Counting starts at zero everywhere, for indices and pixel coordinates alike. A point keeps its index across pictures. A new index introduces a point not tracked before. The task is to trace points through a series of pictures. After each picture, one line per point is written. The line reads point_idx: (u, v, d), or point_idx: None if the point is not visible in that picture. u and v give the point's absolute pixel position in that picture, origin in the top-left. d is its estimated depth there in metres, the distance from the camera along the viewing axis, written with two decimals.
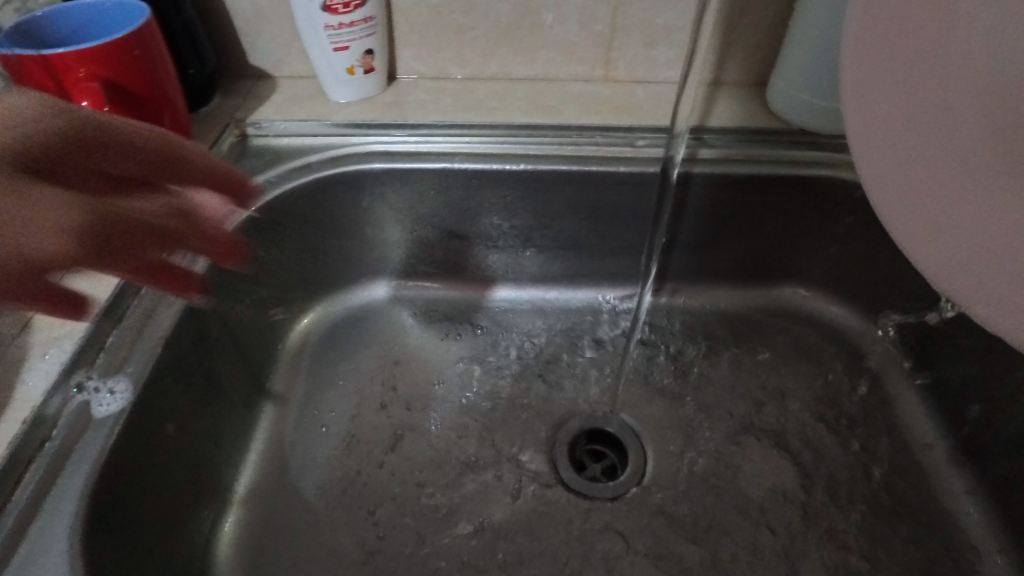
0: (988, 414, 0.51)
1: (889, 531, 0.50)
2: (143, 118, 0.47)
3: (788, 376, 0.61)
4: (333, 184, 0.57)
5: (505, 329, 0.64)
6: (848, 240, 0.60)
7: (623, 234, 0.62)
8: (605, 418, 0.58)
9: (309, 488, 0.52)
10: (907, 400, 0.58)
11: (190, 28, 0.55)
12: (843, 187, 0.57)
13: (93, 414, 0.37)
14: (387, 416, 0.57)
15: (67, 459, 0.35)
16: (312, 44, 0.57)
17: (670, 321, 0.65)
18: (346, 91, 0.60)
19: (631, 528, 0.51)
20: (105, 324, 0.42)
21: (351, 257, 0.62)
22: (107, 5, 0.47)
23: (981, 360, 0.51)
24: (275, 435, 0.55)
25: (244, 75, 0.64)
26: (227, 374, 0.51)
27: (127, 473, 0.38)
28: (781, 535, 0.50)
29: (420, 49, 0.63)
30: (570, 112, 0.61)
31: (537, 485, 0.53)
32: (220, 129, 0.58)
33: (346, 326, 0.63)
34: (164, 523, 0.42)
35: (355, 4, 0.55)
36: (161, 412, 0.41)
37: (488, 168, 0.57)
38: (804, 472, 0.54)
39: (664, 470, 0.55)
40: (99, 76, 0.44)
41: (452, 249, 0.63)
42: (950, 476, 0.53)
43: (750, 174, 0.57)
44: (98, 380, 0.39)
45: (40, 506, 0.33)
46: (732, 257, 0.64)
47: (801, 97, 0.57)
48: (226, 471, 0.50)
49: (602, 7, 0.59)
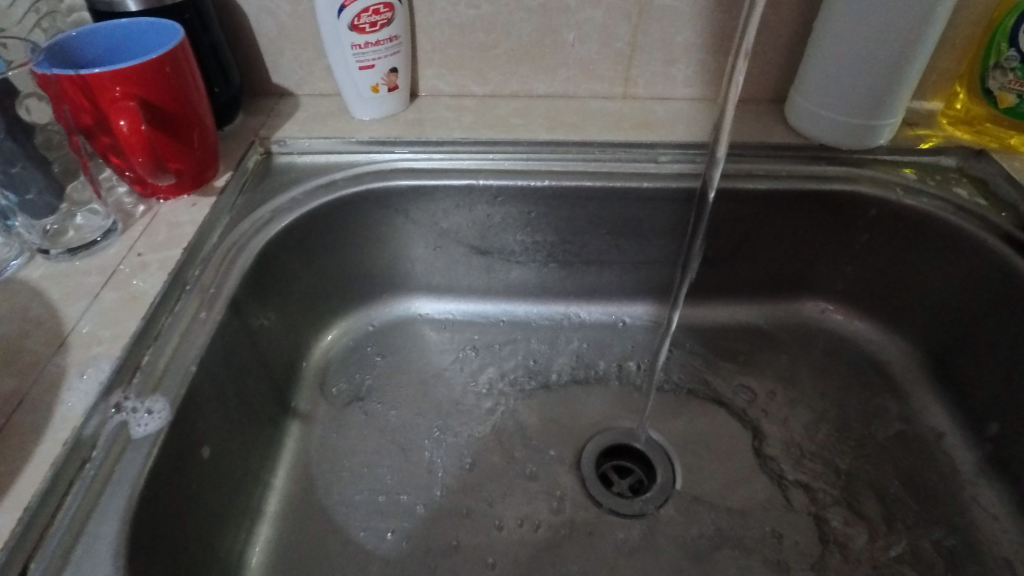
0: (1012, 425, 0.51)
1: (920, 543, 0.50)
2: (175, 137, 0.47)
3: (811, 389, 0.61)
4: (358, 201, 0.57)
5: (529, 345, 0.64)
6: (867, 254, 0.60)
7: (646, 249, 0.62)
8: (633, 433, 0.58)
9: (336, 508, 0.51)
10: (932, 413, 0.58)
11: (218, 48, 0.55)
12: (864, 202, 0.57)
13: (132, 435, 0.37)
14: (414, 431, 0.56)
15: (108, 478, 0.35)
16: (336, 64, 0.57)
17: (690, 335, 0.65)
18: (369, 108, 0.61)
19: (662, 543, 0.51)
20: (140, 343, 0.41)
21: (374, 273, 0.62)
22: (139, 25, 0.47)
23: (1004, 372, 0.52)
24: (300, 452, 0.54)
25: (267, 93, 0.65)
26: (255, 393, 0.50)
27: (164, 490, 0.37)
28: (814, 550, 0.50)
29: (442, 68, 0.64)
30: (593, 129, 0.61)
31: (565, 501, 0.53)
32: (246, 147, 0.58)
33: (369, 341, 0.63)
34: (198, 544, 0.41)
35: (381, 23, 0.55)
36: (195, 431, 0.41)
37: (511, 184, 0.57)
38: (832, 485, 0.54)
39: (693, 485, 0.54)
40: (134, 95, 0.44)
41: (474, 265, 0.63)
42: (979, 486, 0.52)
43: (772, 189, 0.58)
44: (136, 400, 0.38)
45: (81, 528, 0.33)
46: (752, 273, 0.64)
47: (821, 114, 0.58)
48: (255, 490, 0.49)
49: (623, 26, 0.60)
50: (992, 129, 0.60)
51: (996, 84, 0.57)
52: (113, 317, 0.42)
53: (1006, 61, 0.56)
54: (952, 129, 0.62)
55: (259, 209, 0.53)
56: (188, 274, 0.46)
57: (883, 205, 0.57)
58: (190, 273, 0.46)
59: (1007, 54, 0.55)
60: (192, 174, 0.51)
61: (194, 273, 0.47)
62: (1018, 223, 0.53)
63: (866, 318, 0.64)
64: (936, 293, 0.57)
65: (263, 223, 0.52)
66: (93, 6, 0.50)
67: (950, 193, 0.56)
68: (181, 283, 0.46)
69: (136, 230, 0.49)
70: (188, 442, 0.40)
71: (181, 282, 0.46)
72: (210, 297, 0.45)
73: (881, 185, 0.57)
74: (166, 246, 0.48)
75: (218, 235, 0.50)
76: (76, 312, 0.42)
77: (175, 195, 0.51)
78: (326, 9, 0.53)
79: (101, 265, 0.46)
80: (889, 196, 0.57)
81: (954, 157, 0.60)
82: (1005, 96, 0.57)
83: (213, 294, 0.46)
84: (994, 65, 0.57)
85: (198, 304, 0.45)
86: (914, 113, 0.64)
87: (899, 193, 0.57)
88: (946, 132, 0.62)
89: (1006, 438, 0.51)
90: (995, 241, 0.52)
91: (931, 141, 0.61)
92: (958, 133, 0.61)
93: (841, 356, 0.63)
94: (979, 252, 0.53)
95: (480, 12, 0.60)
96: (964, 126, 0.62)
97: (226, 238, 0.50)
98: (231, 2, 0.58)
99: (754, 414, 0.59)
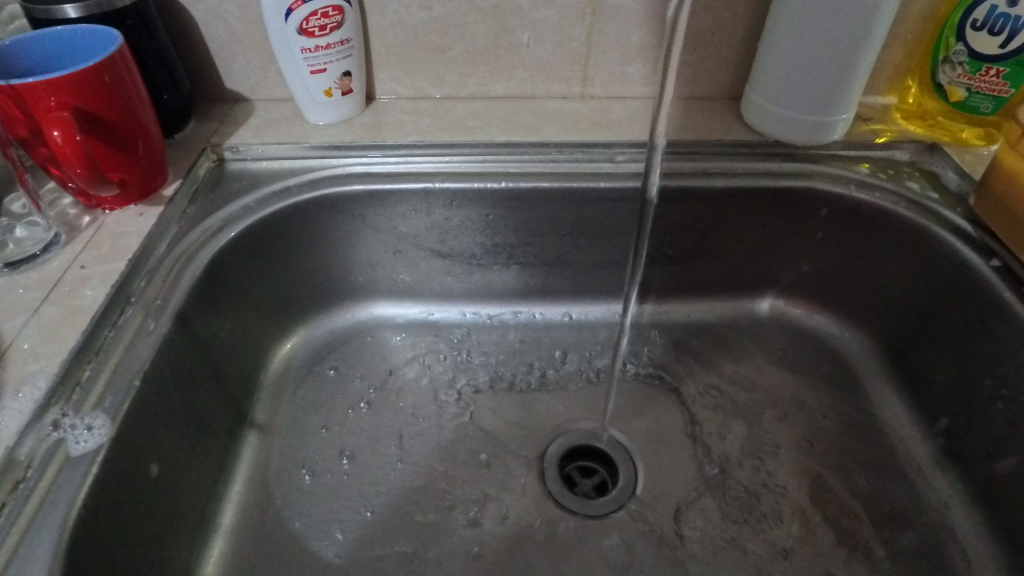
0: (964, 416, 0.52)
1: (879, 536, 0.51)
2: (116, 146, 0.46)
3: (772, 385, 0.61)
4: (312, 208, 0.56)
5: (492, 348, 0.63)
6: (825, 249, 0.61)
7: (605, 249, 0.62)
8: (595, 434, 0.58)
9: (293, 519, 0.51)
10: (888, 406, 0.58)
11: (165, 54, 0.54)
12: (819, 198, 0.58)
13: (69, 454, 0.36)
14: (375, 439, 0.56)
15: (43, 499, 0.34)
16: (287, 68, 0.56)
17: (652, 334, 0.65)
18: (323, 113, 0.60)
19: (623, 544, 0.51)
20: (80, 358, 0.40)
21: (333, 279, 0.62)
22: (76, 33, 0.46)
23: (957, 363, 0.52)
24: (258, 463, 0.53)
25: (220, 99, 0.64)
26: (208, 405, 0.49)
27: (104, 509, 0.36)
28: (773, 545, 0.50)
29: (398, 70, 0.63)
30: (549, 129, 0.61)
31: (527, 504, 0.53)
32: (197, 155, 0.57)
33: (329, 348, 0.62)
34: (144, 562, 0.40)
35: (331, 26, 0.55)
36: (140, 448, 0.40)
37: (468, 187, 0.57)
38: (792, 480, 0.54)
39: (655, 484, 0.54)
40: (70, 105, 0.43)
41: (435, 268, 0.63)
42: (934, 477, 0.53)
43: (729, 186, 0.58)
44: (75, 417, 0.37)
45: (14, 551, 0.32)
46: (713, 270, 0.65)
47: (775, 110, 0.58)
48: (209, 504, 0.49)
49: (577, 26, 0.60)
50: (945, 123, 0.61)
51: (946, 78, 0.58)
52: (54, 332, 0.41)
53: (954, 55, 0.56)
54: (906, 123, 0.63)
55: (209, 218, 0.52)
56: (133, 285, 0.46)
57: (838, 201, 0.57)
58: (135, 284, 0.46)
59: (955, 48, 0.56)
60: (137, 184, 0.50)
61: (140, 284, 0.46)
62: (969, 216, 0.54)
63: (826, 312, 0.64)
64: (892, 286, 0.58)
65: (213, 232, 0.51)
66: (31, 13, 0.49)
67: (904, 187, 0.57)
68: (125, 295, 0.45)
69: (79, 242, 0.48)
70: (132, 459, 0.39)
71: (126, 294, 0.45)
72: (157, 309, 0.45)
73: (835, 180, 0.58)
74: (110, 258, 0.47)
75: (166, 245, 0.49)
76: (13, 328, 0.41)
77: (121, 205, 0.51)
78: (274, 14, 0.53)
79: (42, 279, 0.45)
80: (843, 191, 0.57)
81: (907, 151, 0.60)
82: (955, 89, 0.58)
83: (159, 306, 0.45)
84: (943, 59, 0.57)
85: (143, 316, 0.44)
86: (869, 108, 0.65)
87: (854, 188, 0.57)
88: (900, 127, 0.62)
89: (959, 429, 0.52)
90: (945, 234, 0.53)
91: (886, 136, 0.61)
92: (911, 128, 0.62)
93: (803, 351, 0.64)
94: (931, 245, 0.53)
95: (433, 14, 0.59)
96: (917, 121, 0.63)
97: (174, 249, 0.49)
98: (178, 7, 0.57)
99: (718, 410, 0.59)
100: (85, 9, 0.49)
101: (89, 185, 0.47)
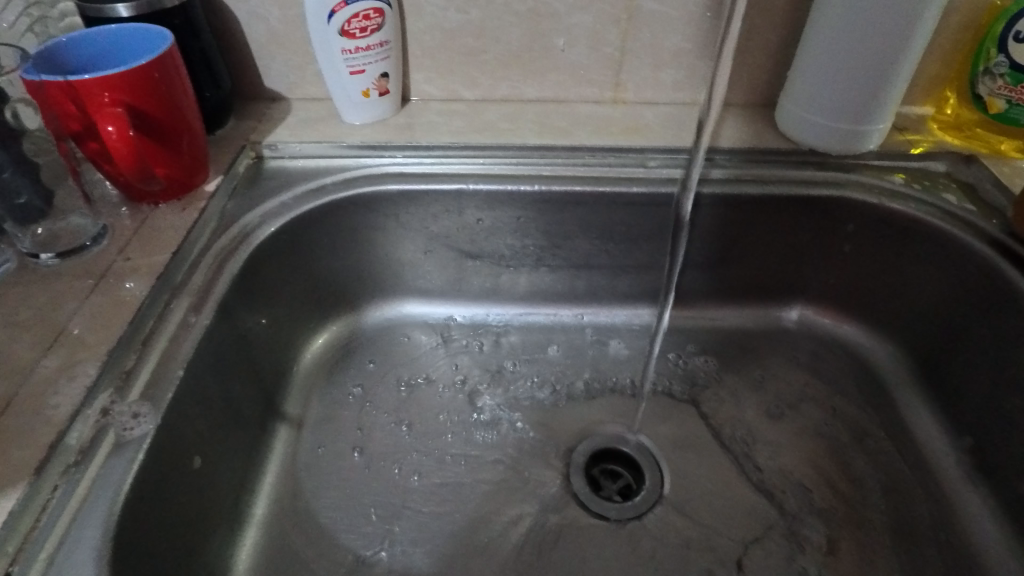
0: (996, 430, 0.51)
1: (907, 549, 0.50)
2: (162, 142, 0.48)
3: (799, 394, 0.61)
4: (347, 206, 0.57)
5: (518, 350, 0.64)
6: (855, 260, 0.61)
7: (634, 254, 0.62)
8: (620, 437, 0.58)
9: (322, 511, 0.51)
10: (918, 418, 0.57)
11: (208, 54, 0.56)
12: (853, 207, 0.57)
13: (117, 440, 0.37)
14: (403, 435, 0.57)
15: (93, 483, 0.35)
16: (326, 70, 0.58)
17: (679, 341, 0.65)
18: (359, 113, 0.61)
19: (648, 547, 0.51)
20: (127, 347, 0.42)
21: (365, 276, 0.63)
22: (127, 32, 0.48)
23: (990, 378, 0.51)
24: (289, 455, 0.54)
25: (259, 97, 0.65)
26: (243, 398, 0.51)
27: (147, 494, 0.37)
28: (799, 554, 0.50)
29: (432, 72, 0.64)
30: (581, 133, 0.62)
31: (552, 505, 0.53)
32: (236, 152, 0.58)
33: (359, 345, 0.63)
34: (182, 548, 0.41)
35: (371, 28, 0.55)
36: (181, 436, 0.41)
37: (500, 189, 0.58)
38: (819, 489, 0.54)
39: (680, 489, 0.54)
40: (121, 102, 0.44)
41: (464, 269, 0.64)
42: (965, 493, 0.52)
43: (761, 194, 0.58)
44: (123, 404, 0.39)
45: (65, 532, 0.33)
46: (742, 278, 0.64)
47: (809, 118, 0.58)
48: (243, 493, 0.50)
49: (612, 31, 0.60)
50: (982, 134, 0.61)
51: (986, 89, 0.57)
52: (102, 320, 0.43)
53: (995, 66, 0.55)
54: (943, 134, 0.62)
55: (248, 214, 0.53)
56: (176, 278, 0.47)
57: (871, 211, 0.57)
58: (178, 277, 0.47)
59: (996, 59, 0.55)
60: (180, 180, 0.51)
61: (183, 277, 0.47)
62: (1007, 229, 0.53)
63: (855, 323, 0.64)
64: (924, 298, 0.57)
65: (252, 228, 0.52)
66: (84, 12, 0.51)
67: (938, 198, 0.56)
68: (169, 288, 0.46)
69: (125, 234, 0.49)
70: (172, 447, 0.40)
71: (170, 287, 0.46)
72: (199, 301, 0.46)
73: (869, 190, 0.57)
74: (156, 256, 0.48)
75: (207, 240, 0.50)
76: (63, 316, 0.43)
77: (164, 200, 0.52)
78: (316, 15, 0.54)
79: (90, 269, 0.46)
80: (877, 201, 0.57)
81: (943, 162, 0.59)
82: (994, 101, 0.57)
83: (200, 298, 0.46)
84: (983, 70, 0.56)
85: (185, 308, 0.45)
86: (904, 117, 0.64)
87: (888, 198, 0.57)
88: (937, 138, 0.62)
89: (990, 445, 0.52)
90: (981, 245, 0.52)
91: (922, 146, 0.61)
92: (948, 139, 0.61)
93: (829, 361, 0.63)
94: (966, 257, 0.53)
95: (470, 18, 0.60)
96: (955, 131, 0.62)
97: (214, 243, 0.50)
98: (222, 7, 0.58)
99: (743, 418, 0.59)
100: (136, 8, 0.50)
101: (134, 180, 0.48)
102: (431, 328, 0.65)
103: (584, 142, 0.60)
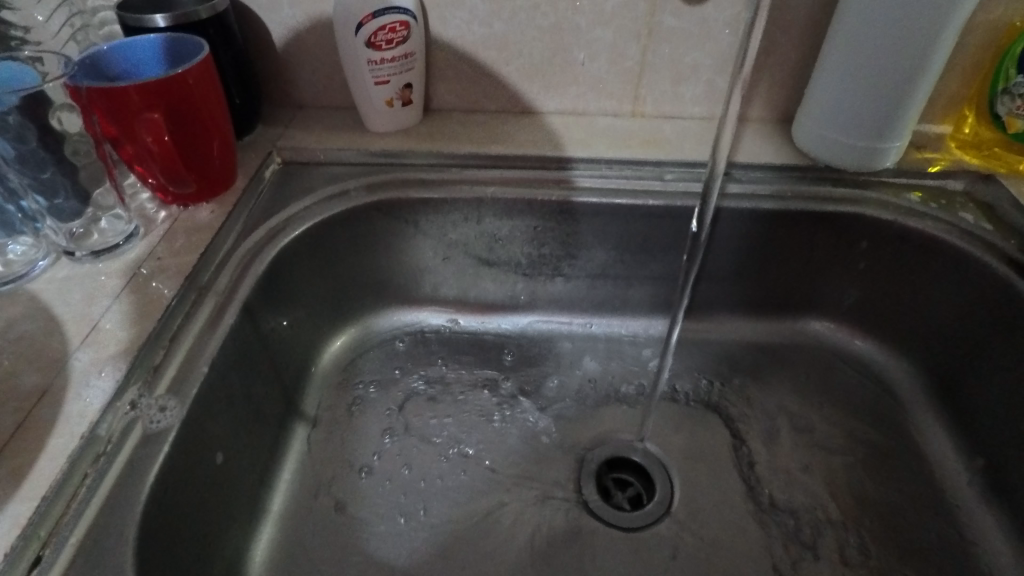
0: (1010, 450, 0.51)
1: (918, 567, 0.50)
2: (194, 147, 0.49)
3: (812, 408, 0.61)
4: (369, 212, 0.58)
5: (533, 357, 0.65)
6: (871, 276, 0.61)
7: (650, 266, 0.63)
8: (632, 446, 0.58)
9: (336, 508, 0.53)
10: (933, 436, 0.57)
11: (240, 63, 0.58)
12: (869, 224, 0.58)
13: (145, 432, 0.39)
14: (417, 438, 0.58)
15: (121, 473, 0.37)
16: (353, 80, 0.59)
17: (692, 352, 0.65)
18: (382, 122, 0.63)
19: (658, 556, 0.51)
20: (157, 343, 0.43)
21: (384, 281, 0.64)
22: (164, 41, 0.50)
23: (1006, 398, 0.51)
24: (306, 454, 0.56)
25: (287, 105, 0.67)
26: (264, 396, 0.52)
27: (172, 485, 0.39)
28: (809, 569, 0.50)
29: (455, 83, 0.65)
30: (600, 145, 0.63)
31: (563, 511, 0.54)
32: (264, 157, 0.60)
33: (376, 348, 0.64)
34: (203, 540, 0.42)
35: (397, 40, 0.57)
36: (205, 431, 0.43)
37: (518, 199, 0.59)
38: (831, 504, 0.54)
39: (690, 499, 0.55)
40: (158, 108, 0.46)
41: (482, 276, 0.65)
42: (978, 513, 0.52)
43: (777, 208, 0.58)
44: (151, 398, 0.40)
45: (95, 518, 0.35)
46: (757, 291, 0.65)
47: (826, 135, 0.59)
48: (261, 490, 0.51)
49: (632, 45, 0.61)
50: (1002, 154, 0.60)
51: (1005, 109, 0.57)
52: (134, 317, 0.44)
53: (1014, 86, 0.56)
54: (962, 153, 0.62)
55: (274, 218, 0.55)
56: (204, 278, 0.48)
57: (887, 227, 0.57)
58: (206, 278, 0.48)
59: (1015, 79, 0.56)
60: (210, 184, 0.53)
61: (211, 278, 0.49)
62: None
63: (871, 339, 0.64)
64: (940, 317, 0.57)
65: (278, 231, 0.54)
66: (124, 22, 0.53)
67: (956, 217, 0.57)
68: (197, 288, 0.48)
69: (156, 235, 0.51)
70: (197, 441, 0.42)
71: (197, 286, 0.48)
72: (225, 301, 0.47)
73: (886, 207, 0.58)
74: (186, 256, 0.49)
75: (234, 242, 0.52)
76: (97, 311, 0.45)
77: (194, 202, 0.54)
78: (345, 26, 0.55)
79: (122, 268, 0.48)
80: (893, 218, 0.57)
81: (961, 181, 0.60)
82: (1014, 121, 0.57)
83: (227, 298, 0.48)
84: (1002, 90, 0.57)
85: (212, 307, 0.47)
86: (923, 135, 0.64)
87: (905, 215, 0.57)
88: (955, 156, 0.62)
89: (1004, 465, 0.52)
90: (998, 266, 0.52)
91: (940, 164, 0.61)
92: (967, 158, 0.61)
93: (844, 376, 0.63)
94: (983, 277, 0.53)
95: (493, 31, 0.61)
96: (973, 151, 0.62)
97: (242, 245, 0.52)
98: (255, 18, 0.61)
99: (757, 432, 0.59)
100: (173, 18, 0.52)
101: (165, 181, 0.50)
102: (447, 334, 0.66)
103: (603, 153, 0.61)
